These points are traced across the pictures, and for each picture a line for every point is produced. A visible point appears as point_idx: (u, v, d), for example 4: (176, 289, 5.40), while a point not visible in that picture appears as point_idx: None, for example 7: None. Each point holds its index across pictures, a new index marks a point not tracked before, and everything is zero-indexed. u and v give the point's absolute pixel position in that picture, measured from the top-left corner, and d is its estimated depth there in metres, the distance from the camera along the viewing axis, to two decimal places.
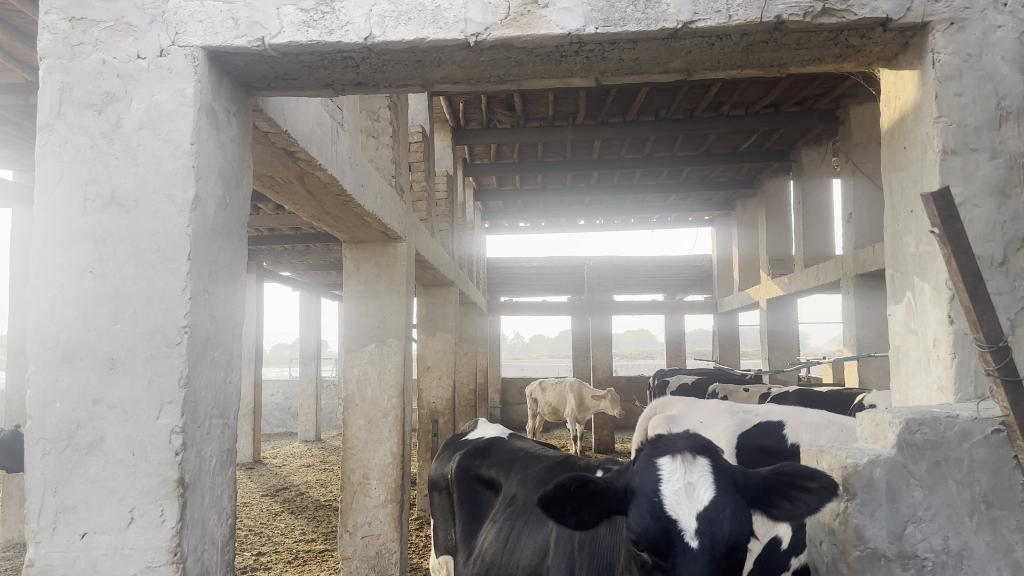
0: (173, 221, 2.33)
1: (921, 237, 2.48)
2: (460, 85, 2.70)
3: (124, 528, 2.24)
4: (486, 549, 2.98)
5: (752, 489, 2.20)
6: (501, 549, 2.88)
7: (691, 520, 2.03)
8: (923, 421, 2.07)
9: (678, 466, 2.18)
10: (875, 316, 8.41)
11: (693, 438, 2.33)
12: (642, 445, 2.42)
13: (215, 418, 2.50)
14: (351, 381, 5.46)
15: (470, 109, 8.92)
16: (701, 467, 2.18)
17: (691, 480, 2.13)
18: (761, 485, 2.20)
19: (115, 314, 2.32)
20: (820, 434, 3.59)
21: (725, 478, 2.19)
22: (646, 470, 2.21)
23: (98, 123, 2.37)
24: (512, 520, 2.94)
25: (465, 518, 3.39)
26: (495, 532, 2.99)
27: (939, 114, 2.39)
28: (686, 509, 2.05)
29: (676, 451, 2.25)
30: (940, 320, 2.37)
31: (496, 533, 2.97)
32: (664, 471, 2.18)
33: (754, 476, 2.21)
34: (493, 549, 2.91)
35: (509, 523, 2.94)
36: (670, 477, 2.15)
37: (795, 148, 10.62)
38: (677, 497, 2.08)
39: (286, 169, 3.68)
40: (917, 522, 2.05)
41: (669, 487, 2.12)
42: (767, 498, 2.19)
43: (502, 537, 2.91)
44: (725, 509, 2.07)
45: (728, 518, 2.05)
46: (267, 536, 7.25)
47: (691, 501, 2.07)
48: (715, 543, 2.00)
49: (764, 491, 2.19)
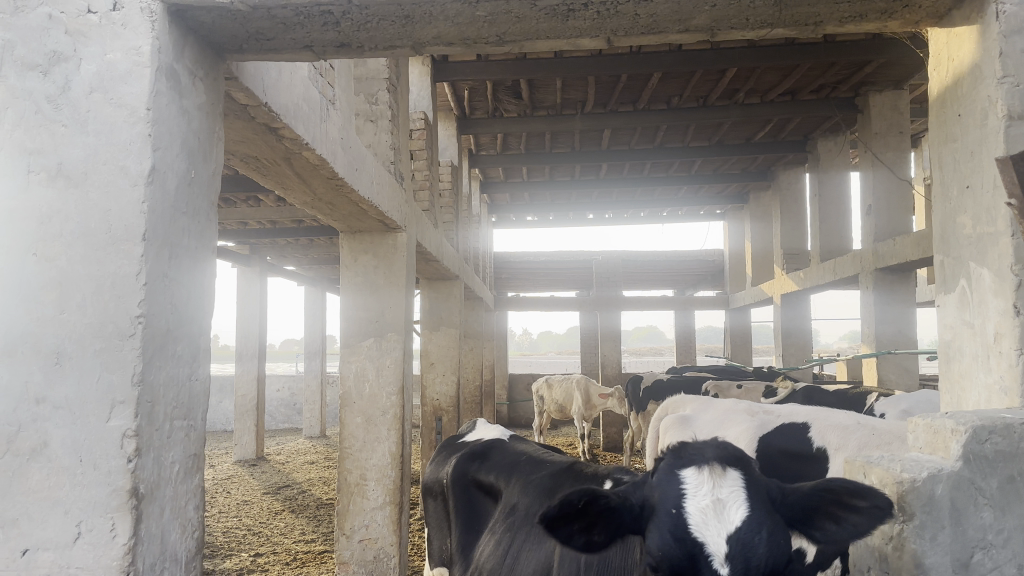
0: (125, 197, 2.05)
1: (979, 215, 2.23)
2: (454, 47, 2.42)
3: (70, 544, 1.96)
4: (483, 563, 2.72)
5: (791, 508, 1.92)
6: (499, 563, 2.61)
7: (720, 543, 1.77)
8: (993, 429, 1.80)
9: (705, 480, 1.92)
10: (897, 312, 8.03)
11: (722, 447, 2.09)
12: (663, 453, 2.17)
13: (178, 420, 2.23)
14: (348, 377, 5.17)
15: (476, 97, 8.63)
16: (731, 482, 1.92)
17: (719, 496, 1.87)
18: (802, 503, 1.92)
19: (61, 303, 2.04)
20: (850, 437, 3.27)
21: (760, 495, 1.92)
22: (667, 484, 1.96)
23: (43, 86, 2.09)
24: (510, 533, 2.67)
25: (462, 526, 3.11)
26: (493, 544, 2.72)
27: (1003, 74, 2.13)
28: (715, 531, 1.79)
29: (703, 462, 2.00)
30: (1002, 311, 2.12)
31: (494, 546, 2.71)
32: (689, 484, 1.93)
33: (793, 493, 1.94)
34: (491, 563, 2.65)
35: (509, 535, 2.67)
36: (696, 492, 1.90)
37: (812, 138, 10.33)
38: (703, 516, 1.82)
39: (270, 148, 3.40)
40: (987, 548, 1.77)
41: (694, 504, 1.87)
42: (808, 518, 1.92)
43: (501, 551, 2.65)
44: (761, 530, 1.81)
45: (765, 542, 1.80)
46: (266, 536, 6.99)
47: (721, 521, 1.81)
48: (750, 571, 1.74)
49: (803, 510, 1.92)
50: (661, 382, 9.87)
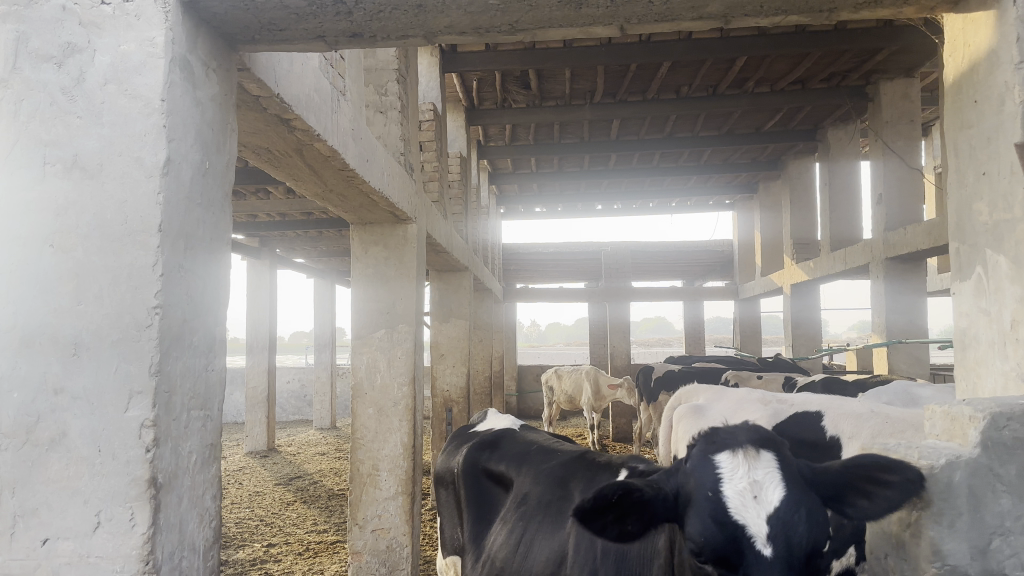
0: (141, 187, 2.06)
1: (996, 202, 2.22)
2: (467, 36, 2.42)
3: (90, 533, 1.98)
4: (496, 553, 2.75)
5: (824, 486, 1.97)
6: (513, 551, 2.65)
7: (761, 525, 1.85)
8: (1012, 416, 1.78)
9: (740, 464, 1.99)
10: (909, 301, 8.00)
11: (752, 430, 2.15)
12: (693, 437, 2.24)
13: (194, 410, 2.24)
14: (359, 368, 5.18)
15: (485, 88, 8.61)
16: (766, 463, 1.99)
17: (756, 478, 1.94)
18: (834, 480, 1.97)
19: (78, 294, 2.05)
20: (864, 426, 3.25)
21: (793, 474, 1.99)
22: (702, 470, 2.03)
23: (58, 78, 2.10)
24: (523, 522, 2.71)
25: (473, 515, 3.14)
26: (506, 534, 2.75)
27: (1021, 60, 2.10)
28: (755, 513, 1.87)
29: (736, 446, 2.06)
30: (1019, 298, 2.11)
31: (506, 535, 2.74)
32: (724, 469, 2.00)
33: (825, 472, 1.99)
34: (503, 552, 2.68)
35: (521, 525, 2.70)
36: (733, 476, 1.97)
37: (822, 127, 10.28)
38: (743, 499, 1.90)
39: (282, 140, 3.40)
40: (1004, 535, 1.78)
41: (732, 487, 1.94)
42: (841, 496, 1.96)
43: (514, 539, 2.68)
44: (799, 509, 1.89)
45: (804, 520, 1.88)
46: (278, 526, 7.04)
47: (760, 503, 1.88)
48: (791, 548, 1.82)
49: (837, 489, 1.96)
50: (672, 372, 9.86)
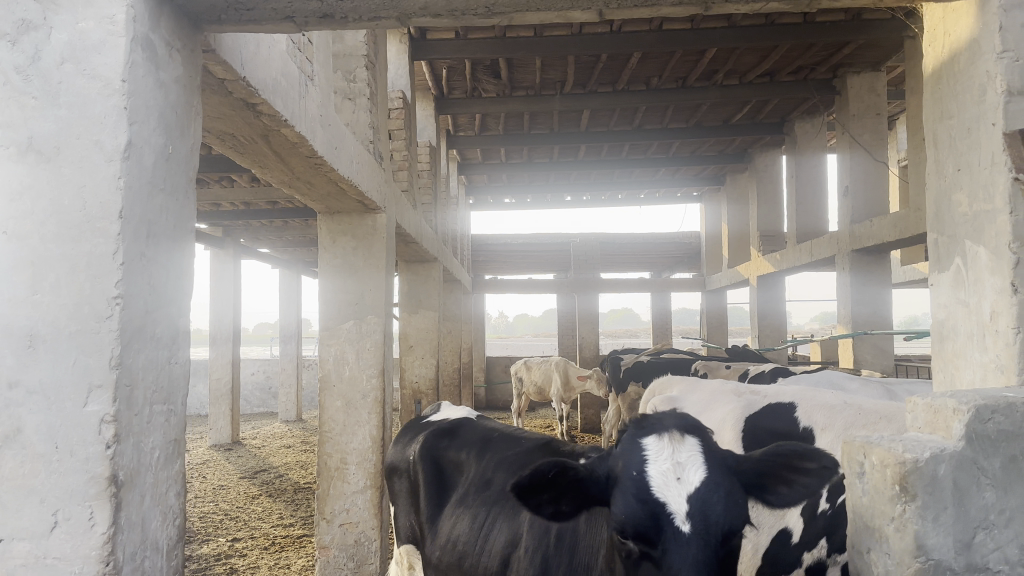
0: (101, 172, 1.96)
1: (976, 192, 2.25)
2: (442, 19, 2.34)
3: (46, 534, 1.89)
4: (457, 536, 2.95)
5: (746, 474, 2.26)
6: (475, 535, 2.87)
7: (681, 503, 2.02)
8: (996, 408, 1.79)
9: (665, 446, 2.19)
10: (874, 292, 8.08)
11: (680, 418, 2.36)
12: (625, 426, 2.44)
13: (158, 404, 2.16)
14: (327, 360, 5.07)
15: (454, 76, 8.50)
16: (689, 447, 2.19)
17: (679, 460, 2.13)
18: (756, 470, 2.27)
19: (33, 284, 1.94)
20: (837, 417, 3.26)
21: (713, 458, 2.20)
22: (632, 452, 2.22)
23: (11, 56, 1.98)
24: (486, 506, 2.93)
25: (428, 496, 3.25)
26: (468, 518, 2.96)
27: (1003, 49, 2.14)
28: (676, 491, 2.04)
29: (663, 431, 2.27)
30: (999, 289, 2.15)
31: (468, 520, 2.95)
32: (651, 451, 2.19)
33: (747, 462, 2.28)
34: (466, 536, 2.90)
35: (485, 509, 2.92)
36: (658, 457, 2.16)
37: (789, 120, 10.37)
38: (665, 479, 2.08)
39: (248, 126, 3.30)
40: (988, 529, 1.77)
41: (657, 468, 2.12)
42: (763, 484, 2.26)
43: (477, 524, 2.90)
44: (717, 489, 2.07)
45: (722, 500, 2.05)
46: (243, 521, 6.91)
47: (681, 483, 2.06)
48: (708, 526, 1.99)
49: (759, 478, 2.26)
50: (640, 364, 9.87)
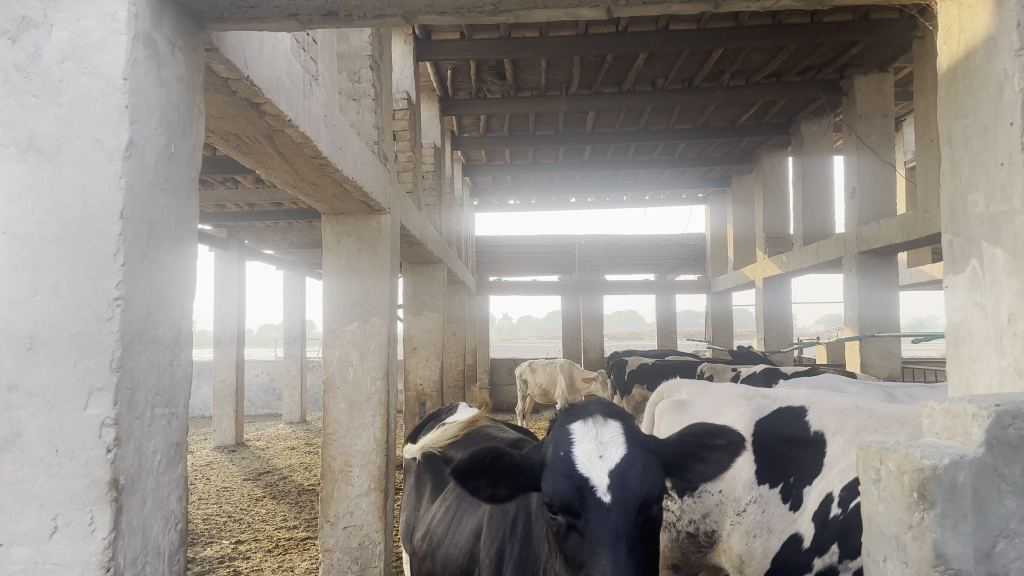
0: (101, 171, 1.94)
1: (994, 192, 2.21)
2: (447, 17, 2.31)
3: (46, 539, 1.86)
4: (434, 529, 3.04)
5: (666, 455, 2.39)
6: (447, 525, 2.95)
7: (604, 477, 2.11)
8: (1017, 414, 1.76)
9: (590, 429, 2.28)
10: (881, 294, 8.00)
11: (605, 405, 2.45)
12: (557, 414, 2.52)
13: (159, 407, 2.13)
14: (331, 362, 5.03)
15: (459, 76, 8.47)
16: (611, 428, 2.29)
17: (602, 440, 2.23)
18: (673, 452, 2.40)
19: (33, 285, 1.91)
20: (848, 420, 3.19)
21: (634, 439, 2.30)
22: (560, 434, 2.30)
23: (11, 54, 1.96)
24: (459, 499, 3.01)
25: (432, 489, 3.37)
26: (444, 509, 3.05)
27: (1021, 46, 2.10)
28: (598, 468, 2.14)
29: (588, 415, 2.36)
30: (1017, 291, 2.11)
31: (444, 512, 3.03)
32: (577, 434, 2.27)
33: (666, 443, 2.41)
34: (440, 527, 2.99)
35: (458, 501, 3.00)
36: (584, 439, 2.24)
37: (795, 121, 10.31)
38: (589, 457, 2.17)
39: (251, 125, 3.27)
40: (1008, 537, 1.74)
41: (581, 447, 2.21)
42: (680, 462, 2.40)
43: (450, 515, 2.98)
44: (636, 465, 2.18)
45: (640, 474, 2.16)
46: (247, 523, 6.88)
47: (603, 460, 2.15)
48: (628, 497, 2.09)
49: (676, 457, 2.40)
50: (645, 366, 9.81)
